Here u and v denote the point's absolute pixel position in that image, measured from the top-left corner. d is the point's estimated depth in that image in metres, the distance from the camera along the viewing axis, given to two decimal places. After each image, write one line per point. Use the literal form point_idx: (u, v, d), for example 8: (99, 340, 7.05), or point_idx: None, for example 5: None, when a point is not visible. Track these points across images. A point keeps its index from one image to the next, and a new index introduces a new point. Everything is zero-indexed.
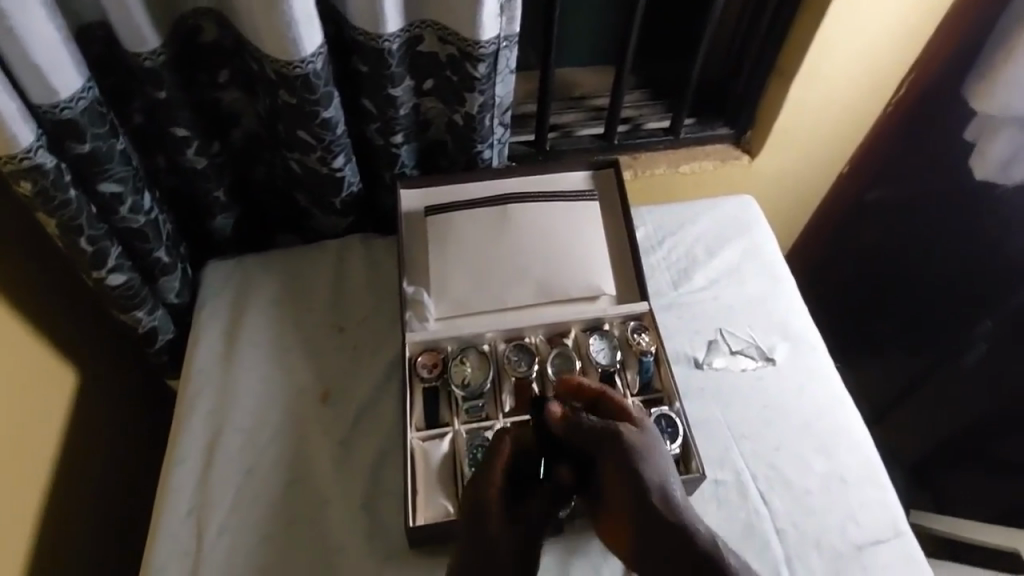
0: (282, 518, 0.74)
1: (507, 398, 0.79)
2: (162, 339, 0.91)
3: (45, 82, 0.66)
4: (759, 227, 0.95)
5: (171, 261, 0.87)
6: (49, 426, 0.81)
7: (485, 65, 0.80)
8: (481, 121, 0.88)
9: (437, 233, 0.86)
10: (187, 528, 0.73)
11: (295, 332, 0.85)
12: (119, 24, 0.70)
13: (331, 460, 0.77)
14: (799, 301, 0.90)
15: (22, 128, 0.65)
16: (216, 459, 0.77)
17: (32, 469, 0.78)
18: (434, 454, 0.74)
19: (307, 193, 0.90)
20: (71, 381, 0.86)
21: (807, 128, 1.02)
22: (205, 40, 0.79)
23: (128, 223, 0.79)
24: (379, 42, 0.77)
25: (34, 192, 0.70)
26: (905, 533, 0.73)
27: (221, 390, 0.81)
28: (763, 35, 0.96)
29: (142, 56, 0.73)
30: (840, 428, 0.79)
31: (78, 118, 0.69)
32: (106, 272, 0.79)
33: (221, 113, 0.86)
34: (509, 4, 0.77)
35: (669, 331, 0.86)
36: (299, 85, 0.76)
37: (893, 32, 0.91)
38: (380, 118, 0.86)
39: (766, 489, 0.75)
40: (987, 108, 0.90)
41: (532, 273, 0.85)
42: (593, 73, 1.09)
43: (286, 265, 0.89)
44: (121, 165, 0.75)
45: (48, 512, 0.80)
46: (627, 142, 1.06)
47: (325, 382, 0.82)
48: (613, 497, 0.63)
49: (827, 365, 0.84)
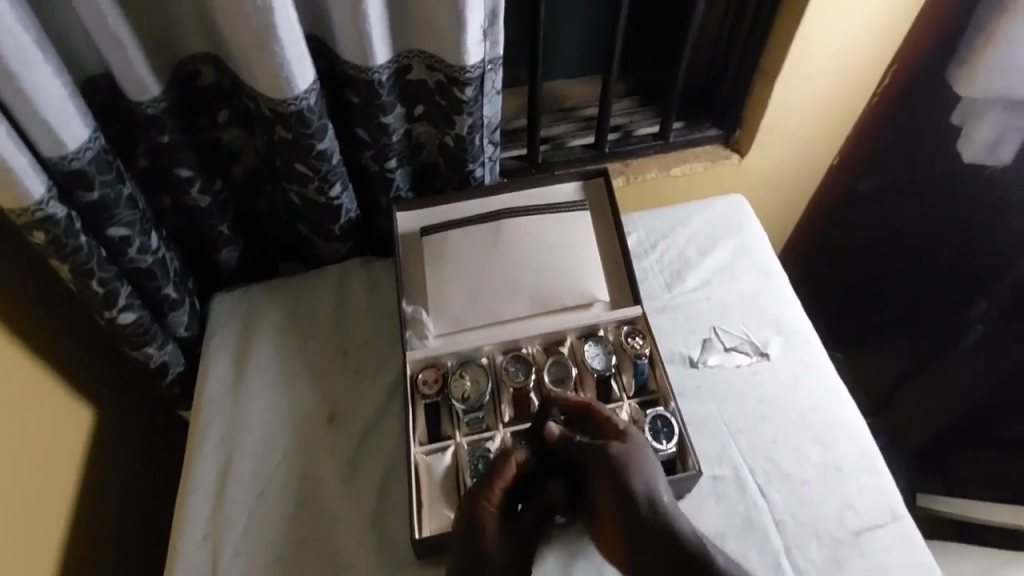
0: (294, 538, 0.77)
1: (507, 408, 0.81)
2: (173, 372, 0.94)
3: (55, 136, 0.69)
4: (750, 225, 0.96)
5: (179, 297, 0.91)
6: (68, 462, 0.86)
7: (472, 88, 0.83)
8: (472, 142, 0.90)
9: (433, 254, 0.88)
10: (203, 552, 0.77)
11: (301, 358, 0.89)
12: (122, 76, 0.73)
13: (338, 480, 0.80)
14: (791, 296, 0.92)
15: (34, 181, 0.69)
16: (229, 486, 0.80)
17: (54, 504, 0.82)
18: (437, 467, 0.76)
19: (307, 223, 0.93)
20: (87, 418, 0.90)
21: (795, 124, 1.04)
22: (203, 84, 0.82)
23: (136, 263, 0.83)
24: (369, 74, 0.80)
25: (47, 241, 0.73)
26: (902, 517, 0.76)
27: (232, 418, 0.85)
28: (746, 37, 0.97)
29: (144, 103, 0.76)
30: (835, 419, 0.82)
31: (86, 167, 0.73)
32: (117, 312, 0.83)
33: (221, 151, 0.90)
34: (492, 29, 0.79)
35: (664, 332, 0.88)
36: (294, 121, 0.79)
37: (878, 24, 0.91)
38: (374, 145, 0.89)
39: (764, 482, 0.78)
40: (970, 93, 0.89)
41: (527, 286, 0.86)
42: (583, 84, 1.10)
43: (289, 293, 0.93)
44: (128, 210, 0.79)
45: (72, 542, 0.84)
46: (617, 150, 1.07)
47: (331, 404, 0.86)
48: (606, 509, 0.66)
49: (820, 356, 0.87)
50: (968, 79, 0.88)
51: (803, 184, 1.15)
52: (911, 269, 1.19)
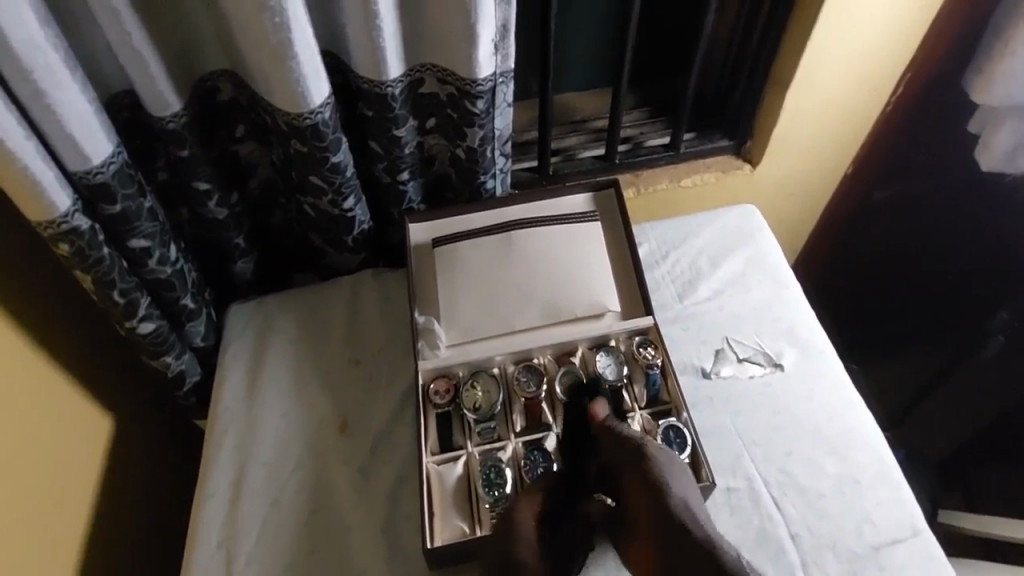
0: (308, 546, 0.78)
1: (518, 417, 0.81)
2: (189, 381, 0.96)
3: (81, 151, 0.70)
4: (762, 235, 0.96)
5: (196, 307, 0.92)
6: (87, 470, 0.87)
7: (483, 101, 0.84)
8: (483, 154, 0.90)
9: (445, 264, 0.88)
10: (218, 560, 0.77)
11: (315, 369, 0.89)
12: (144, 92, 0.74)
13: (351, 488, 0.81)
14: (805, 306, 0.91)
15: (59, 195, 0.70)
16: (244, 492, 0.81)
17: (75, 512, 0.84)
18: (449, 478, 0.77)
19: (321, 234, 0.94)
20: (107, 428, 0.92)
21: (807, 133, 1.04)
22: (222, 99, 0.84)
23: (156, 274, 0.84)
24: (382, 88, 0.81)
25: (71, 253, 0.74)
26: (923, 532, 0.75)
27: (247, 427, 0.85)
28: (757, 47, 0.97)
29: (165, 118, 0.77)
30: (851, 430, 0.82)
31: (110, 181, 0.74)
32: (137, 322, 0.84)
33: (239, 165, 0.91)
34: (503, 42, 0.80)
35: (677, 342, 0.88)
36: (309, 134, 0.80)
37: (888, 33, 0.91)
38: (386, 158, 0.90)
39: (779, 495, 0.77)
40: (987, 102, 0.89)
41: (537, 297, 0.86)
42: (594, 95, 1.10)
43: (303, 303, 0.94)
44: (149, 221, 0.80)
45: (91, 551, 0.85)
46: (628, 161, 1.07)
47: (343, 413, 0.86)
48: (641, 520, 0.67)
49: (835, 367, 0.86)
50: (985, 87, 0.88)
51: (815, 193, 1.15)
52: (926, 280, 1.18)
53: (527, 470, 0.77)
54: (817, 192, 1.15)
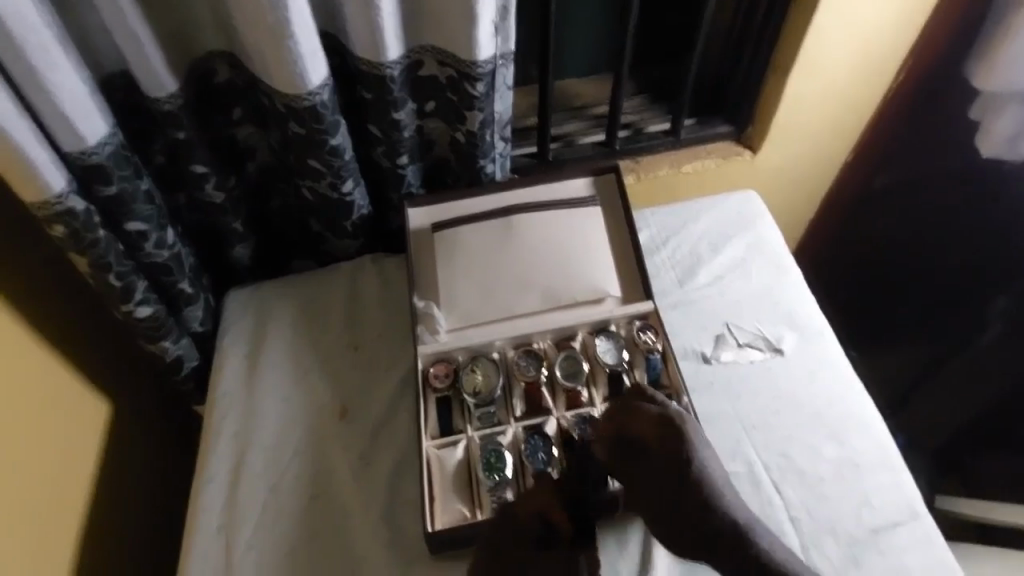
0: (306, 530, 0.78)
1: (518, 402, 0.81)
2: (187, 367, 0.95)
3: (75, 130, 0.69)
4: (763, 220, 0.96)
5: (194, 292, 0.91)
6: (85, 455, 0.86)
7: (483, 84, 0.83)
8: (483, 137, 0.90)
9: (446, 250, 0.88)
10: (216, 545, 0.77)
11: (313, 354, 0.89)
12: (140, 73, 0.73)
13: (352, 472, 0.81)
14: (805, 291, 0.91)
15: (54, 176, 0.70)
16: (242, 477, 0.81)
17: (73, 496, 0.83)
18: (449, 461, 0.76)
19: (319, 218, 0.94)
20: (105, 413, 0.91)
21: (808, 119, 1.03)
22: (219, 80, 0.83)
23: (152, 257, 0.83)
24: (381, 70, 0.80)
25: (66, 235, 0.74)
26: (922, 515, 0.75)
27: (246, 411, 0.85)
28: (757, 32, 0.96)
29: (162, 100, 0.76)
30: (851, 414, 0.82)
31: (105, 162, 0.73)
32: (134, 306, 0.83)
33: (236, 149, 0.90)
34: (503, 23, 0.79)
35: (678, 328, 0.88)
36: (307, 116, 0.79)
37: (889, 18, 0.91)
38: (385, 142, 0.89)
39: (779, 479, 0.78)
40: (990, 87, 0.89)
41: (538, 283, 0.86)
42: (593, 83, 1.09)
43: (302, 287, 0.93)
44: (145, 204, 0.79)
45: (88, 536, 0.85)
46: (628, 147, 1.07)
47: (343, 400, 0.86)
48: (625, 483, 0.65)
49: (835, 350, 0.86)
50: (987, 71, 0.88)
51: (815, 180, 1.15)
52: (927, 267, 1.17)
53: (526, 455, 0.76)
54: (818, 178, 1.15)
